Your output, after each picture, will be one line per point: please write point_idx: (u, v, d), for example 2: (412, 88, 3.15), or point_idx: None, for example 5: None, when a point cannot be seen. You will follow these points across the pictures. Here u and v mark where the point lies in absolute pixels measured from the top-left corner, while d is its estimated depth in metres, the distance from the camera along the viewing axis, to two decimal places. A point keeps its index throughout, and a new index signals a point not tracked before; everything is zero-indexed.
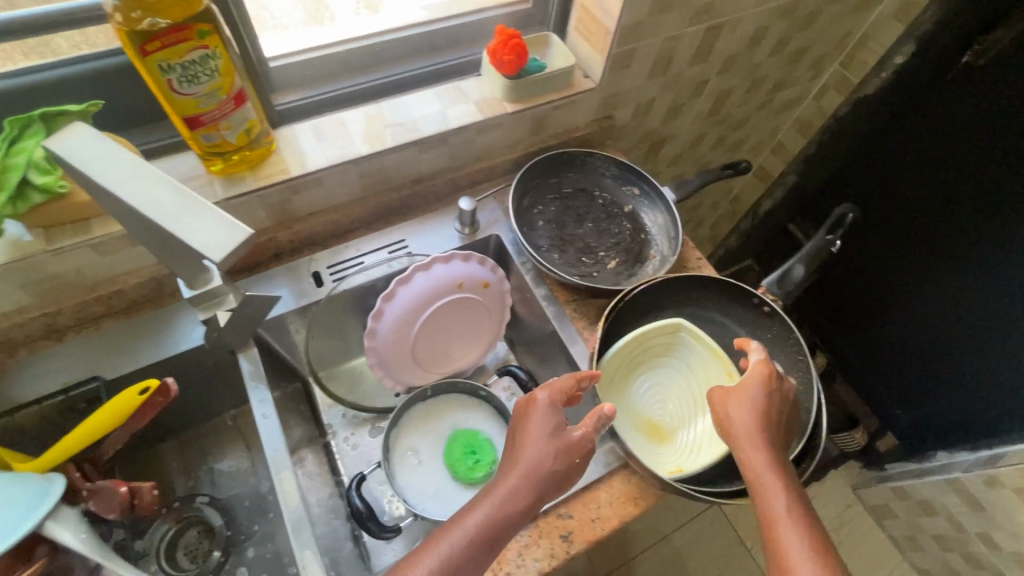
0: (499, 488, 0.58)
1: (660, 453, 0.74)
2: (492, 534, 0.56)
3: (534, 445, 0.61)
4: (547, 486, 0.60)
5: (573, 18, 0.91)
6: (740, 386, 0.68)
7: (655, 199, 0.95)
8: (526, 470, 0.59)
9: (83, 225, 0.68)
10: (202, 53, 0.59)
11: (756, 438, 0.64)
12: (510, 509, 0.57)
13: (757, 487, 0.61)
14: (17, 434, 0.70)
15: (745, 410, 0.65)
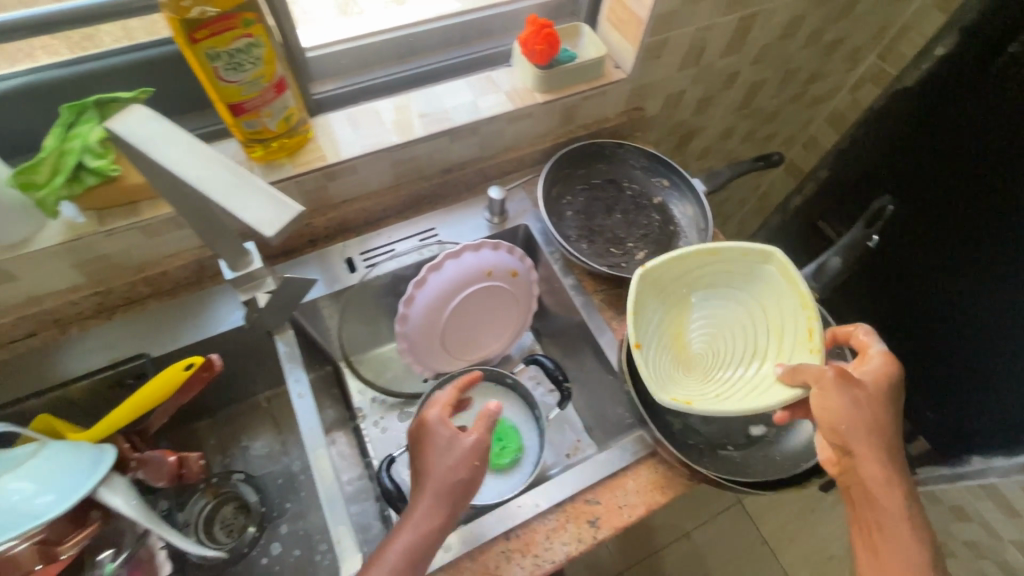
0: (421, 510, 0.59)
1: (670, 384, 0.71)
2: (425, 544, 0.58)
3: (428, 467, 0.61)
4: (462, 495, 0.61)
5: (604, 8, 0.91)
6: (846, 385, 0.61)
7: (684, 191, 0.95)
8: (446, 488, 0.60)
9: (131, 208, 0.70)
10: (247, 42, 0.61)
11: (882, 438, 0.61)
12: (434, 527, 0.59)
13: (873, 492, 0.61)
14: (70, 405, 0.74)
15: (862, 410, 0.61)
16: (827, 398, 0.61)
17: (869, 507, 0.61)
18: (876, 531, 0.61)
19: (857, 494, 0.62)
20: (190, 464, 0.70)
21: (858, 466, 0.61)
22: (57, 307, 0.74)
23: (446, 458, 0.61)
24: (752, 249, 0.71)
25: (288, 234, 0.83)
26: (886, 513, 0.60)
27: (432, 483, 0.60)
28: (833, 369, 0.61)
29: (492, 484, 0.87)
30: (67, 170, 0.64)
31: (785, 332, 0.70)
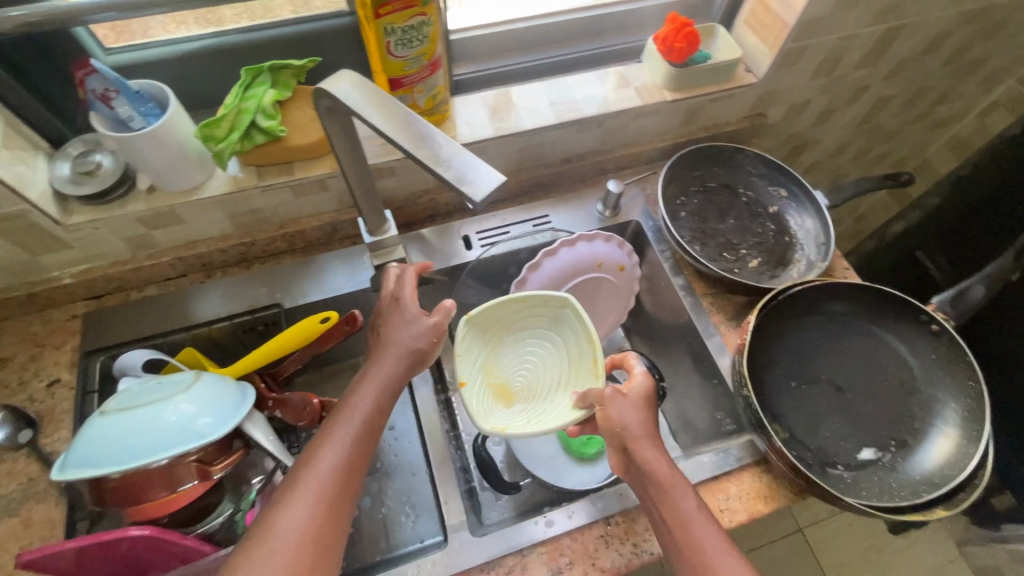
0: (358, 400, 0.56)
1: (541, 410, 0.69)
2: (356, 451, 0.53)
3: (397, 344, 0.60)
4: (408, 368, 0.60)
5: (743, 10, 0.89)
6: (621, 396, 0.63)
7: (804, 202, 0.92)
8: (406, 352, 0.59)
9: (287, 167, 0.76)
10: (420, 20, 0.64)
11: (651, 443, 0.62)
12: (380, 410, 0.56)
13: (667, 487, 0.59)
14: (211, 342, 0.81)
15: (635, 415, 0.63)
16: (608, 409, 0.63)
17: (663, 504, 0.59)
18: (676, 526, 0.57)
19: (648, 494, 0.60)
20: (333, 410, 0.71)
21: (639, 458, 0.61)
22: (208, 253, 0.81)
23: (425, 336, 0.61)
24: (561, 297, 0.71)
25: (413, 207, 0.88)
26: (684, 504, 0.58)
27: (389, 366, 0.58)
28: (610, 389, 0.63)
29: (577, 472, 0.90)
30: (242, 127, 0.70)
31: (572, 366, 0.71)
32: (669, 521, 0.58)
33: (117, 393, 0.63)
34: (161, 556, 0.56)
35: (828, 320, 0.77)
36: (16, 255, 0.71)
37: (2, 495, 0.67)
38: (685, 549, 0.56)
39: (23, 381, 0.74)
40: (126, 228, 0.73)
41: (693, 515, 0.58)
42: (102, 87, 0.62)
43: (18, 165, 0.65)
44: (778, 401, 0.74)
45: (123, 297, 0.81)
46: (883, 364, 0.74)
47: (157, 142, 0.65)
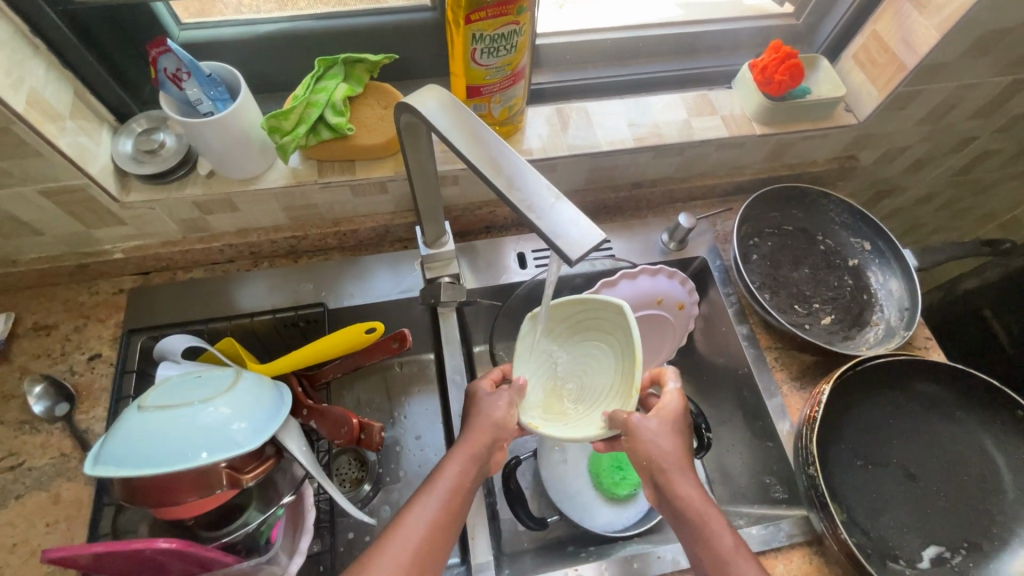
0: (446, 474, 0.59)
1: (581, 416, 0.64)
2: (445, 522, 0.57)
3: (481, 417, 0.63)
4: (494, 441, 0.62)
5: (853, 44, 0.82)
6: (649, 423, 0.60)
7: (889, 259, 0.84)
8: (491, 425, 0.62)
9: (349, 165, 0.73)
10: (511, 29, 0.60)
11: (684, 470, 0.60)
12: (468, 484, 0.60)
13: (706, 521, 0.56)
14: (251, 336, 0.78)
15: (666, 441, 0.60)
16: (637, 437, 0.59)
17: (698, 541, 0.56)
18: (716, 565, 0.55)
19: (683, 530, 0.58)
20: (372, 434, 0.67)
21: (672, 492, 0.58)
22: (259, 243, 0.78)
23: (507, 408, 0.63)
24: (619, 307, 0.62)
25: (471, 217, 0.84)
26: (722, 537, 0.56)
27: (472, 441, 0.61)
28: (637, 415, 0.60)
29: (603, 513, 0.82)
30: (310, 121, 0.67)
31: (623, 380, 0.62)
32: (707, 561, 0.56)
33: (157, 382, 0.61)
34: (185, 561, 0.55)
35: (908, 398, 0.71)
36: (71, 226, 0.70)
37: (34, 468, 0.67)
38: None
39: (65, 352, 0.74)
40: (181, 210, 0.72)
41: (734, 555, 0.55)
42: (175, 68, 0.60)
43: (82, 138, 0.63)
44: (841, 479, 0.69)
45: (170, 276, 0.80)
46: (966, 456, 0.68)
47: (224, 131, 0.63)
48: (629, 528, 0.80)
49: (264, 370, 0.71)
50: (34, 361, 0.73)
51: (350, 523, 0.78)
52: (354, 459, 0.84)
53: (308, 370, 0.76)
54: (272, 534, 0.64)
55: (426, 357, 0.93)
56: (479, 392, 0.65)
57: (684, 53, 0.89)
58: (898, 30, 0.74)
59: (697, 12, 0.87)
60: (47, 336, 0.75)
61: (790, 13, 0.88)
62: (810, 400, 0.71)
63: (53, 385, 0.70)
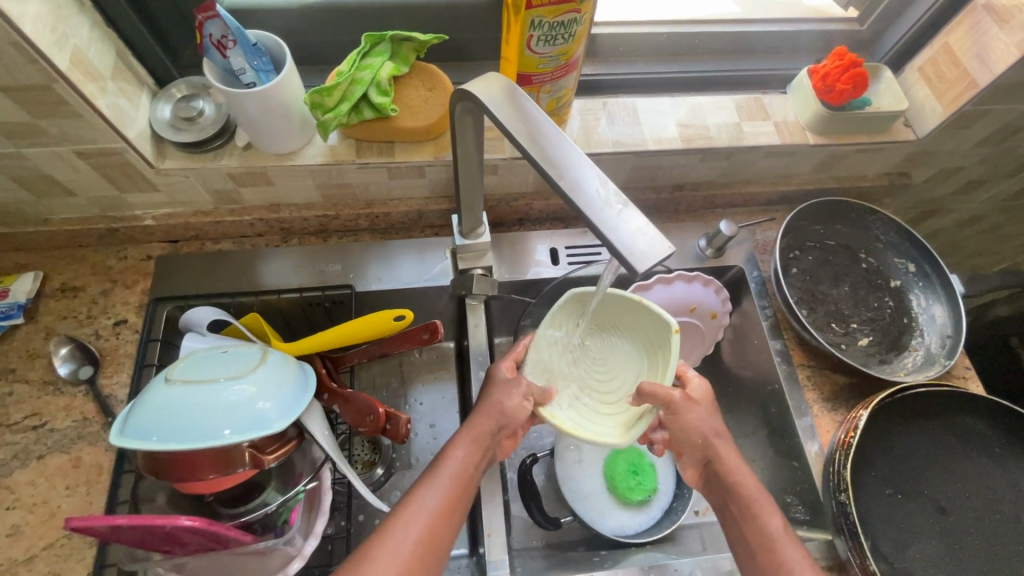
0: (450, 461, 0.57)
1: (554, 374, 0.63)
2: (450, 506, 0.54)
3: (489, 403, 0.60)
4: (499, 429, 0.59)
5: (920, 56, 0.78)
6: (699, 403, 0.60)
7: (934, 283, 0.81)
8: (498, 411, 0.59)
9: (388, 148, 0.71)
10: (572, 18, 0.57)
11: (733, 450, 0.60)
12: (472, 471, 0.57)
13: (754, 503, 0.56)
14: (276, 312, 0.77)
15: (713, 421, 0.60)
16: (687, 412, 0.59)
17: (745, 521, 0.56)
18: (761, 545, 0.54)
19: (727, 510, 0.58)
20: (399, 425, 0.67)
21: (725, 472, 0.58)
22: (290, 219, 0.77)
23: (518, 395, 0.59)
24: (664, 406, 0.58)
25: (506, 208, 0.82)
26: (772, 521, 0.55)
27: (475, 426, 0.59)
28: (682, 393, 0.58)
29: (618, 516, 0.78)
30: (354, 98, 0.66)
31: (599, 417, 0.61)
32: (752, 537, 0.55)
33: (185, 355, 0.59)
34: (205, 537, 0.54)
35: (946, 430, 0.71)
36: (105, 189, 0.69)
37: (56, 430, 0.67)
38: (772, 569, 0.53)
39: (92, 315, 0.73)
40: (215, 180, 0.70)
41: (784, 534, 0.54)
42: (220, 34, 0.57)
43: (121, 100, 0.62)
44: (867, 505, 0.67)
45: (198, 246, 0.79)
46: (999, 492, 0.68)
47: (265, 103, 0.61)
48: (640, 535, 0.77)
49: (288, 349, 0.69)
50: (60, 322, 0.72)
51: (362, 506, 0.76)
52: (367, 441, 0.81)
53: (333, 353, 0.75)
54: (291, 517, 0.62)
55: (445, 344, 0.89)
56: (500, 376, 0.62)
57: (737, 52, 0.85)
58: (973, 45, 0.71)
59: (755, 11, 0.84)
60: (74, 298, 0.74)
61: (854, 18, 0.84)
62: (843, 426, 0.69)
63: (79, 348, 0.70)
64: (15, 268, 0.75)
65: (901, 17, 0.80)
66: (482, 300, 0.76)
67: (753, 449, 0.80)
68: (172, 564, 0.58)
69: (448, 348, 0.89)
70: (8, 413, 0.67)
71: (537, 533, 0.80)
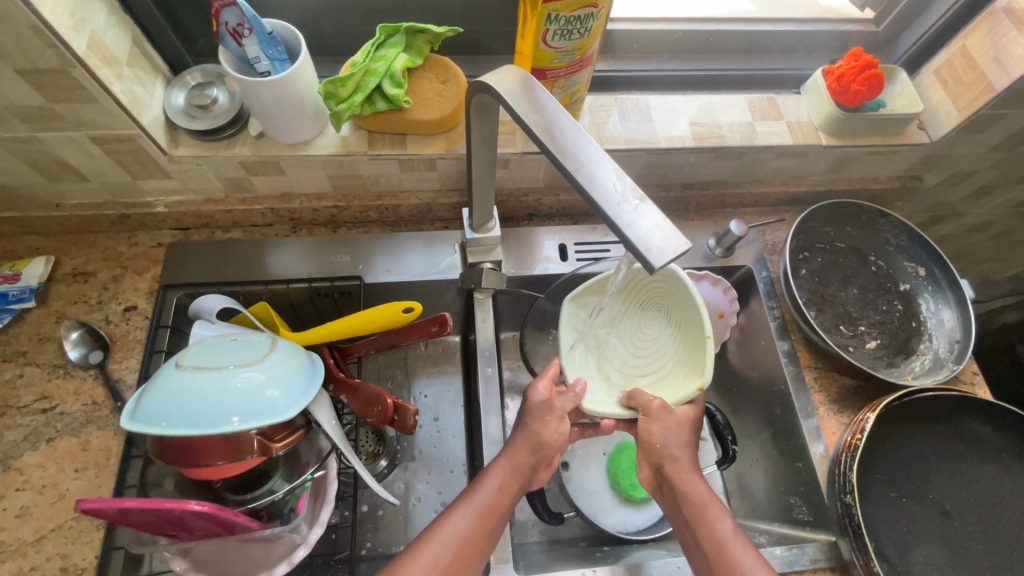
0: (484, 488, 0.56)
1: (633, 291, 0.69)
2: (482, 537, 0.53)
3: (526, 429, 0.61)
4: (537, 459, 0.59)
5: (937, 59, 0.77)
6: (669, 415, 0.60)
7: (944, 287, 0.81)
8: (535, 440, 0.60)
9: (400, 139, 0.71)
10: (588, 12, 0.57)
11: (692, 462, 0.59)
12: (506, 502, 0.56)
13: (705, 508, 0.55)
14: (285, 301, 0.78)
15: (677, 433, 0.60)
16: (652, 422, 0.60)
17: (697, 527, 0.54)
18: (715, 551, 0.52)
19: (678, 517, 0.56)
20: (406, 416, 0.67)
21: (678, 480, 0.57)
22: (300, 209, 0.77)
23: (554, 424, 0.61)
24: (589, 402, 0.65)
25: (516, 203, 0.82)
26: (723, 526, 0.54)
27: (514, 454, 0.59)
28: (659, 403, 0.61)
29: (618, 513, 0.78)
30: (368, 89, 0.66)
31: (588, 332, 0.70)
32: (704, 547, 0.53)
33: (196, 343, 0.60)
34: (212, 522, 0.54)
35: (953, 434, 0.71)
36: (118, 175, 0.69)
37: (66, 413, 0.67)
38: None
39: (102, 301, 0.74)
40: (227, 169, 0.70)
41: (734, 539, 0.53)
42: (236, 22, 0.57)
43: (137, 87, 0.62)
44: (871, 507, 0.67)
45: (208, 235, 0.79)
46: (1005, 498, 0.68)
47: (279, 91, 0.61)
48: (642, 532, 0.77)
49: (296, 339, 0.69)
50: (71, 307, 0.73)
51: (367, 496, 0.76)
52: (371, 432, 0.81)
53: (340, 344, 0.75)
54: (297, 505, 0.64)
55: (451, 338, 0.89)
56: (535, 399, 0.62)
57: (751, 51, 0.85)
58: (991, 47, 0.70)
59: (769, 10, 0.84)
60: (85, 283, 0.75)
61: (870, 19, 0.84)
62: (849, 429, 0.69)
63: (89, 333, 0.71)
64: (26, 252, 0.76)
65: (918, 19, 0.80)
66: (490, 294, 0.76)
67: (757, 449, 0.80)
68: (178, 548, 0.59)
69: (453, 342, 0.89)
70: (18, 396, 0.68)
71: (538, 527, 0.80)
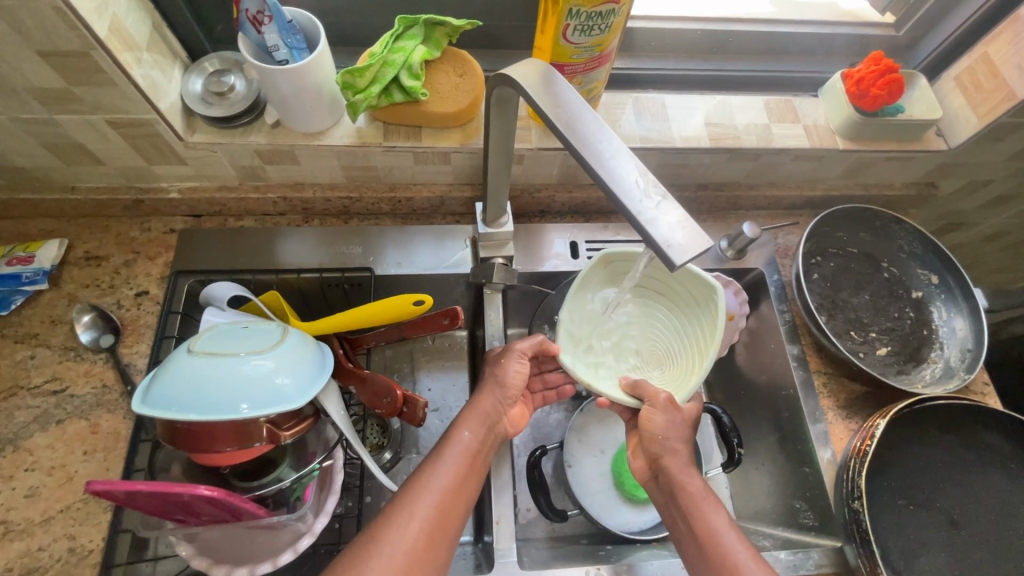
0: (458, 441, 0.59)
1: (682, 373, 0.64)
2: (461, 482, 0.57)
3: (486, 379, 0.66)
4: (501, 400, 0.64)
5: (959, 65, 0.76)
6: (672, 407, 0.60)
7: (958, 296, 0.80)
8: (494, 385, 0.65)
9: (415, 132, 0.71)
10: (610, 8, 0.56)
11: (690, 458, 0.60)
12: (480, 447, 0.60)
13: (698, 500, 0.56)
14: (296, 290, 0.78)
15: (682, 428, 0.60)
16: (653, 413, 0.60)
17: (691, 518, 0.55)
18: (706, 540, 0.53)
19: (674, 509, 0.58)
20: (416, 408, 0.69)
21: (676, 479, 0.58)
22: (313, 199, 0.77)
23: (514, 366, 0.65)
24: (614, 253, 0.64)
25: (528, 199, 0.81)
26: (717, 519, 0.54)
27: (477, 405, 0.63)
28: (665, 394, 0.61)
29: (622, 513, 0.78)
30: (385, 81, 0.66)
31: (696, 309, 0.65)
32: (698, 535, 0.54)
33: (207, 329, 0.60)
34: (220, 508, 0.55)
35: (963, 444, 0.70)
36: (134, 160, 0.70)
37: (76, 395, 0.68)
38: (715, 564, 0.52)
39: (114, 285, 0.74)
40: (242, 157, 0.70)
41: (728, 530, 0.54)
42: (256, 10, 0.57)
43: (155, 71, 0.62)
44: (877, 513, 0.67)
45: (221, 222, 0.79)
46: (1012, 509, 0.67)
47: (297, 81, 0.61)
48: (645, 533, 0.76)
49: (306, 328, 0.70)
50: (83, 290, 0.73)
51: (371, 487, 0.77)
52: (377, 424, 0.81)
53: (350, 335, 0.76)
54: (304, 493, 0.63)
55: (458, 333, 0.89)
56: (493, 352, 0.68)
57: (770, 52, 0.85)
58: (1014, 55, 0.69)
59: (789, 11, 0.83)
60: (97, 267, 0.75)
61: (891, 23, 0.83)
62: (859, 437, 0.69)
63: (101, 316, 0.71)
64: (40, 235, 0.76)
65: (940, 24, 0.79)
66: (500, 290, 0.76)
67: (764, 453, 0.80)
68: (184, 533, 0.59)
69: (460, 337, 0.89)
70: (29, 376, 0.68)
71: (540, 524, 0.80)
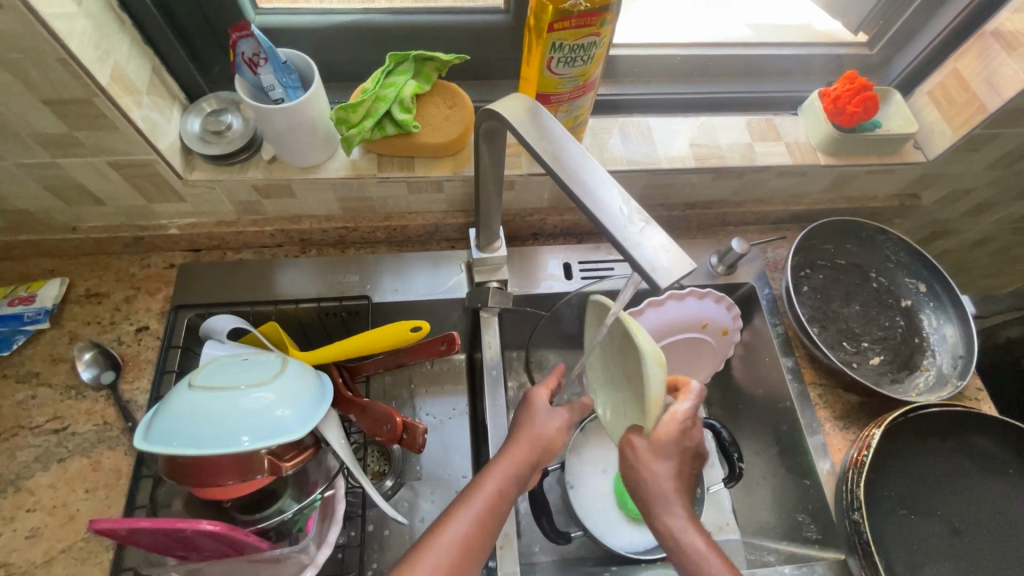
0: (486, 487, 0.53)
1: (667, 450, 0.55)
2: (483, 535, 0.51)
3: (529, 428, 0.58)
4: (538, 456, 0.57)
5: (932, 80, 0.79)
6: (655, 450, 0.52)
7: (946, 303, 0.81)
8: (535, 439, 0.57)
9: (408, 162, 0.73)
10: (592, 41, 0.59)
11: (678, 494, 0.53)
12: (507, 499, 0.54)
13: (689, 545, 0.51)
14: (295, 321, 0.79)
15: (667, 468, 0.52)
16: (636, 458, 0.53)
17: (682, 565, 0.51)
18: None
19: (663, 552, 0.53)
20: (415, 435, 0.68)
21: (662, 523, 0.52)
22: (310, 230, 0.79)
23: (555, 422, 0.59)
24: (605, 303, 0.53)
25: (521, 222, 0.83)
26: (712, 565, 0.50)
27: (514, 453, 0.56)
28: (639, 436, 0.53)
29: (625, 533, 0.77)
30: (378, 115, 0.68)
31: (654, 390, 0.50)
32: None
33: (207, 362, 0.60)
34: (222, 542, 0.55)
35: (960, 451, 0.71)
36: (133, 198, 0.71)
37: (77, 433, 0.68)
38: None
39: (115, 322, 0.75)
40: (240, 192, 0.72)
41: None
42: (252, 52, 0.59)
43: (155, 113, 0.64)
44: (879, 523, 0.67)
45: (219, 256, 0.80)
46: (1011, 515, 0.68)
47: (293, 118, 0.63)
48: (649, 552, 0.76)
49: (306, 358, 0.70)
50: (84, 328, 0.74)
51: (374, 516, 0.76)
52: (378, 451, 0.82)
53: (348, 363, 0.76)
54: (306, 525, 0.63)
55: (457, 357, 0.90)
56: (537, 401, 0.60)
57: (750, 74, 0.88)
58: (982, 70, 0.72)
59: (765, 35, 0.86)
60: (98, 304, 0.76)
61: (864, 42, 0.86)
62: (854, 448, 0.69)
63: (102, 353, 0.72)
64: (42, 274, 0.77)
65: (910, 42, 0.83)
66: (497, 312, 0.77)
67: (764, 466, 0.80)
68: (187, 569, 0.59)
69: (459, 360, 0.90)
70: (31, 416, 0.69)
71: (544, 547, 0.80)
